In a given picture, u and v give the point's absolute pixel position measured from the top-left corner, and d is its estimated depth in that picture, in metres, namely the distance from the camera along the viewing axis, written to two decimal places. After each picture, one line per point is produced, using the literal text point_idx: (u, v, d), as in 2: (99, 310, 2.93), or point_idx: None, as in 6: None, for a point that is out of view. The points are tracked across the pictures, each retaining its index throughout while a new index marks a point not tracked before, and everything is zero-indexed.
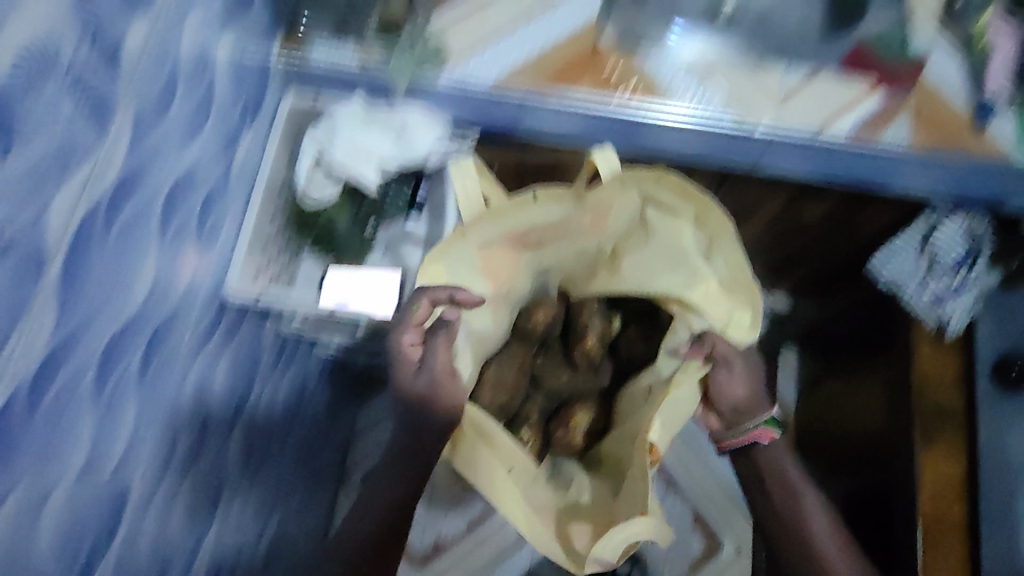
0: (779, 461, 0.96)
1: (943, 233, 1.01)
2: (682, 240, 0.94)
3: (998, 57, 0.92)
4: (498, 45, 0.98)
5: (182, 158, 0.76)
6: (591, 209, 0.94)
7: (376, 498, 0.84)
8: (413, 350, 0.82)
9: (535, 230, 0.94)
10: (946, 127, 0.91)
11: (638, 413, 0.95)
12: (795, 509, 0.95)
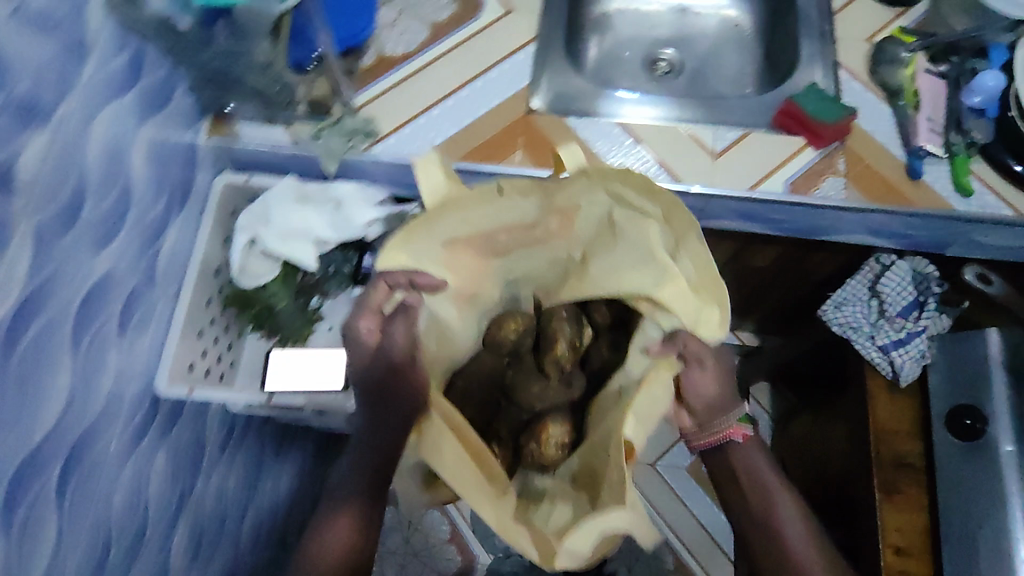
0: (758, 467, 0.72)
1: (890, 277, 1.00)
2: (649, 234, 0.77)
3: (930, 103, 0.90)
4: (421, 117, 0.95)
5: (93, 265, 0.74)
6: (557, 211, 0.82)
7: (336, 515, 0.67)
8: (371, 335, 0.73)
9: (501, 229, 0.83)
10: (882, 181, 0.88)
11: (605, 427, 0.77)
12: (763, 493, 0.71)
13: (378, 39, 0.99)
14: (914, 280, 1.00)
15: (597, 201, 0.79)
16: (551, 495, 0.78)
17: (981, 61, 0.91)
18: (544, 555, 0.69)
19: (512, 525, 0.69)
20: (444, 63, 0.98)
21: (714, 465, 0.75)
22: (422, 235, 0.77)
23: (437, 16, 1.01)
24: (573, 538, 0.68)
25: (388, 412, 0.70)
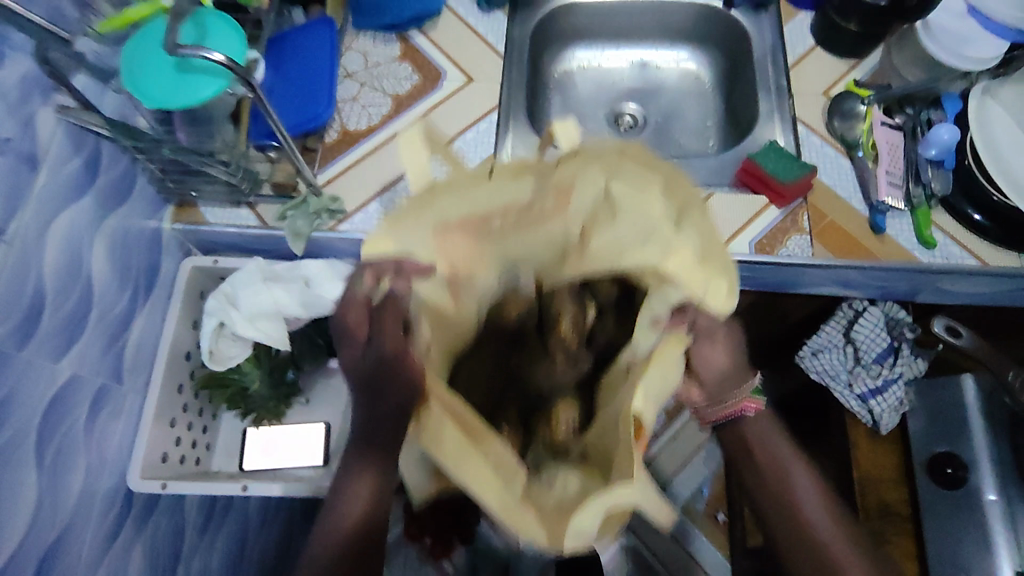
0: (767, 430, 0.68)
1: (861, 326, 1.00)
2: (653, 195, 0.64)
3: (889, 155, 0.91)
4: (382, 195, 0.94)
5: (56, 373, 0.72)
6: (554, 188, 0.66)
7: (343, 506, 0.62)
8: (360, 328, 0.64)
9: (498, 212, 0.66)
10: (847, 236, 0.89)
11: (617, 404, 0.65)
12: (770, 458, 0.67)
13: (339, 113, 0.99)
14: (887, 327, 0.99)
15: (586, 173, 0.65)
16: (558, 473, 0.66)
17: (935, 111, 0.93)
18: (548, 534, 0.58)
19: (517, 505, 0.58)
20: (405, 135, 0.98)
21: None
22: (399, 240, 0.63)
23: (398, 89, 1.01)
24: (557, 530, 0.58)
25: (389, 391, 0.60)
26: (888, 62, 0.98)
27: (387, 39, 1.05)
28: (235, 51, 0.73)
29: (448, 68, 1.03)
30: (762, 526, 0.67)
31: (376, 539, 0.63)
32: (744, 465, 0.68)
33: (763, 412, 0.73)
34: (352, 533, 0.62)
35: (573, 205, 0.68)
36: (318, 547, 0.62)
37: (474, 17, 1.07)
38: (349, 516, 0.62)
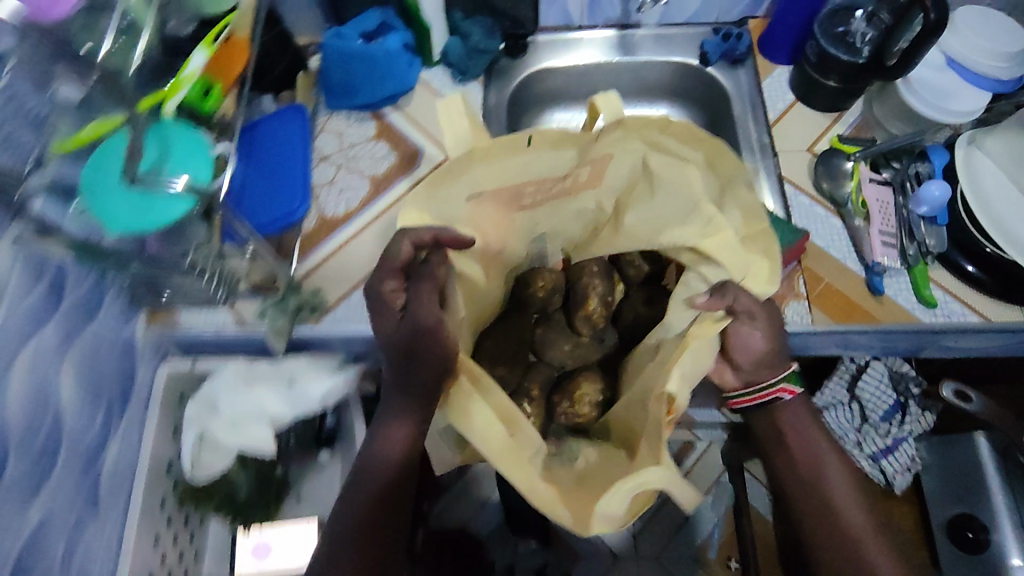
0: (800, 421, 0.74)
1: (867, 384, 0.95)
2: (691, 179, 0.73)
3: (880, 214, 0.89)
4: (365, 285, 0.90)
5: (27, 515, 0.66)
6: (591, 161, 0.77)
7: (381, 454, 0.67)
8: (397, 299, 0.69)
9: (529, 185, 0.77)
10: (846, 302, 0.86)
11: (645, 378, 0.79)
12: (805, 454, 0.73)
13: (316, 200, 0.95)
14: (893, 384, 0.95)
15: (629, 151, 0.75)
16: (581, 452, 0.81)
17: (921, 162, 0.91)
18: (576, 521, 0.64)
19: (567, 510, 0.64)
20: (386, 218, 0.95)
21: (761, 430, 0.77)
22: (444, 195, 0.72)
23: (375, 170, 0.98)
24: (609, 500, 0.63)
25: (415, 343, 0.65)
26: (871, 114, 0.97)
27: (360, 118, 1.02)
28: (202, 178, 0.69)
29: (426, 145, 1.00)
30: (794, 510, 0.72)
31: (400, 496, 0.67)
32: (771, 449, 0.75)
33: (791, 402, 0.75)
34: (380, 490, 0.66)
35: (604, 180, 0.80)
36: (353, 503, 0.66)
37: (448, 90, 1.05)
38: (375, 480, 0.66)
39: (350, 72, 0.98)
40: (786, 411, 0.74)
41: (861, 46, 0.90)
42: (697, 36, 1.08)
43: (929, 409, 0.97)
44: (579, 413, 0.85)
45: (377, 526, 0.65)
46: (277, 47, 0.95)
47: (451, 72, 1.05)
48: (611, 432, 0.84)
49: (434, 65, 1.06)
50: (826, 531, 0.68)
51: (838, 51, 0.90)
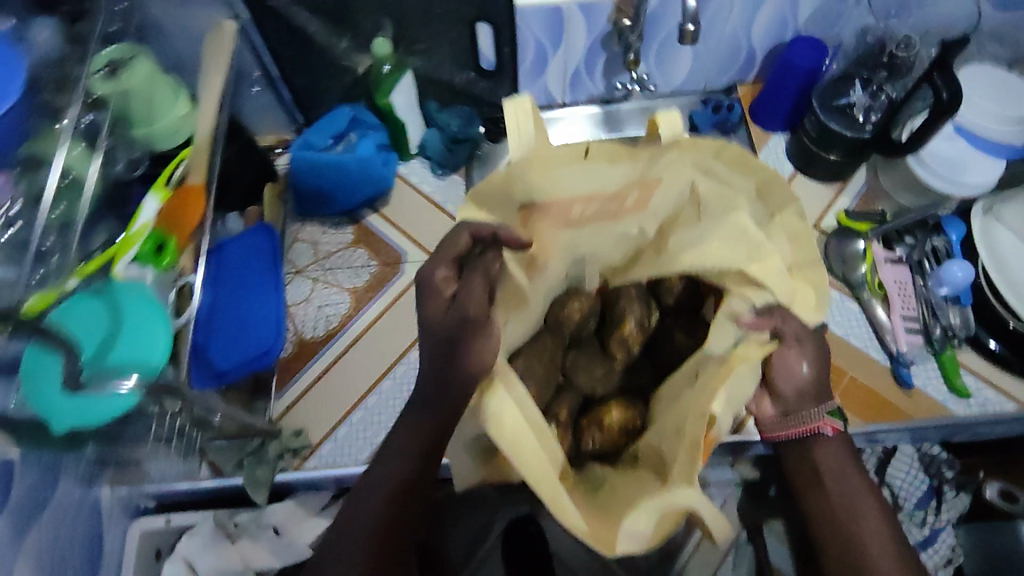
0: (839, 458, 0.60)
1: (898, 467, 0.81)
2: (734, 216, 0.60)
3: (900, 296, 0.83)
4: (353, 415, 0.84)
5: None
6: (642, 180, 0.62)
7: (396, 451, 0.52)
8: (448, 286, 0.54)
9: (576, 201, 0.62)
10: (873, 399, 0.81)
11: (680, 403, 0.64)
12: (842, 505, 0.58)
13: (292, 321, 0.89)
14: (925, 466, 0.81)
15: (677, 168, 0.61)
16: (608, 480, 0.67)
17: (938, 236, 0.85)
18: (594, 536, 0.52)
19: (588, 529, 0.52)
20: (371, 335, 0.88)
21: (797, 469, 0.61)
22: (501, 197, 0.59)
23: (355, 281, 0.92)
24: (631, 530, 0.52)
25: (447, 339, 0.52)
26: (878, 183, 0.92)
27: (336, 223, 0.96)
28: (143, 351, 0.57)
29: (408, 249, 0.94)
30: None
31: (414, 505, 0.52)
32: (803, 492, 0.61)
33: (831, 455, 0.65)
34: (388, 495, 0.52)
35: (648, 206, 0.66)
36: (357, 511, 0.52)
37: (428, 184, 0.98)
38: (378, 494, 0.51)
39: (319, 178, 0.90)
40: (824, 448, 0.60)
41: (864, 117, 0.85)
42: (685, 105, 1.02)
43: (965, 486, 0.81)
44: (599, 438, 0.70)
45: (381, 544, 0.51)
46: (240, 159, 0.88)
47: (431, 165, 0.99)
48: (639, 463, 0.68)
49: (412, 157, 1.00)
50: None
51: (842, 126, 0.85)
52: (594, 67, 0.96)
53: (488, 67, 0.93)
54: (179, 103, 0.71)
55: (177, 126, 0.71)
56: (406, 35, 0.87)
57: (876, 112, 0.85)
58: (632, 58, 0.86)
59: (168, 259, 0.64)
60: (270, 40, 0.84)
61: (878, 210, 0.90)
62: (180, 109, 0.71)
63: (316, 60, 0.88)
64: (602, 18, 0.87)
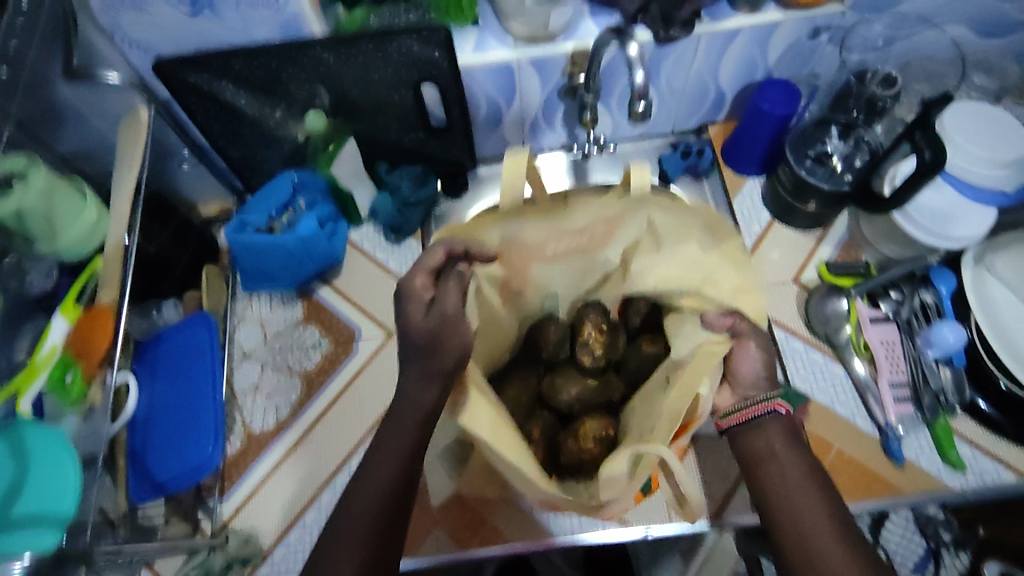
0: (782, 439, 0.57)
1: (890, 532, 0.75)
2: (691, 241, 0.64)
3: (888, 358, 0.77)
4: (307, 514, 0.79)
5: None
6: (605, 220, 0.66)
7: (381, 459, 0.56)
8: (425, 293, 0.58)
9: (550, 240, 0.67)
10: (864, 474, 0.75)
11: (657, 410, 0.64)
12: (794, 497, 0.54)
13: (240, 411, 0.85)
14: (920, 528, 0.75)
15: (634, 214, 0.64)
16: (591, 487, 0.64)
17: (927, 289, 0.79)
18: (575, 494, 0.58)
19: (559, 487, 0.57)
20: (326, 423, 0.84)
21: (760, 450, 0.58)
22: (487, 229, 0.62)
23: (305, 363, 0.87)
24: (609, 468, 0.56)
25: (433, 338, 0.57)
26: (859, 231, 0.86)
27: (285, 299, 0.91)
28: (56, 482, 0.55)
29: (362, 325, 0.89)
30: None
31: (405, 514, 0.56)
32: (755, 472, 0.57)
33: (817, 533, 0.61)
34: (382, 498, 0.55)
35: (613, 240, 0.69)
36: (349, 515, 0.54)
37: (382, 251, 0.93)
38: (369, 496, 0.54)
39: (261, 261, 0.85)
40: (773, 430, 0.57)
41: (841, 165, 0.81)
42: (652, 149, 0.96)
43: (963, 545, 0.74)
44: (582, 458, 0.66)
45: (378, 553, 0.53)
46: (177, 241, 0.85)
47: (384, 230, 0.93)
48: None
49: (363, 222, 0.94)
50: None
51: (820, 177, 0.79)
52: (553, 117, 0.89)
53: (438, 123, 0.87)
54: (88, 208, 0.66)
55: (92, 230, 0.67)
56: (345, 101, 0.80)
57: (863, 155, 0.80)
58: (588, 117, 0.76)
59: (76, 392, 0.60)
60: (196, 116, 0.78)
61: (861, 261, 0.84)
62: (90, 214, 0.67)
63: (249, 131, 0.82)
64: (556, 72, 0.80)
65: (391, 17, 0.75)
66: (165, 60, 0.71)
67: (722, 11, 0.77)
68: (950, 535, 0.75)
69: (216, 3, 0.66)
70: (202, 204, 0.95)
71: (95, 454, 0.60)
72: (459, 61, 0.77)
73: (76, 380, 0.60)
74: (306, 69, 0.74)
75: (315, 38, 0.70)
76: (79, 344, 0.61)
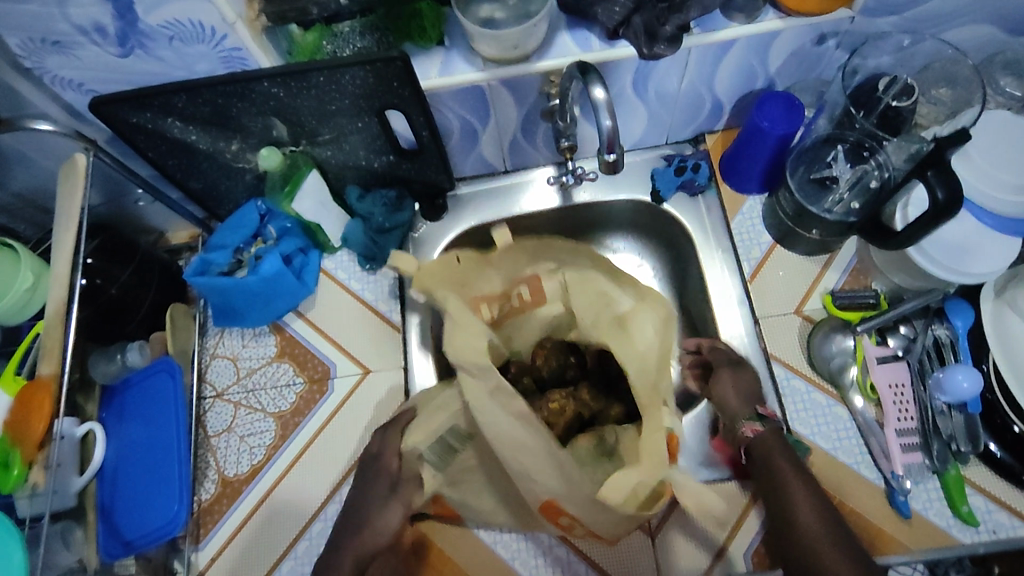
0: (772, 455, 0.64)
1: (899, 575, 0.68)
2: (597, 286, 0.68)
3: (896, 403, 0.72)
4: (284, 564, 0.77)
5: None
6: (524, 278, 0.72)
7: None
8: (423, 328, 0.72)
9: (484, 299, 0.72)
10: (867, 528, 0.70)
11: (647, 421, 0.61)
12: (784, 493, 0.62)
13: (213, 455, 0.82)
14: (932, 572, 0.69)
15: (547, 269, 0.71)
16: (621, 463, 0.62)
17: (940, 323, 0.73)
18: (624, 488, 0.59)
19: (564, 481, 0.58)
20: (300, 468, 0.81)
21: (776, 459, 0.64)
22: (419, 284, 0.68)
23: (280, 404, 0.84)
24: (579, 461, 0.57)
25: None
26: (869, 256, 0.79)
27: (258, 333, 0.87)
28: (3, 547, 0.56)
29: (338, 361, 0.85)
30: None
31: None
32: (770, 487, 0.63)
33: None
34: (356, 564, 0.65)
35: (547, 303, 0.73)
36: None
37: (357, 280, 0.88)
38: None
39: (231, 300, 0.81)
40: (764, 441, 0.65)
41: (834, 201, 0.75)
42: (643, 163, 0.86)
43: None
44: (554, 406, 0.71)
45: None
46: (139, 280, 0.82)
47: (358, 257, 0.88)
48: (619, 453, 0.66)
49: (336, 249, 0.88)
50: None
51: (825, 206, 0.75)
52: (533, 136, 0.81)
53: (409, 145, 0.80)
54: (23, 274, 0.68)
55: (28, 295, 0.68)
56: (305, 131, 0.74)
57: (876, 175, 0.75)
58: (565, 146, 0.72)
59: (15, 476, 0.58)
60: (147, 153, 0.73)
61: (870, 289, 0.77)
62: (24, 281, 0.68)
63: (207, 165, 0.77)
64: (532, 92, 0.72)
65: (346, 44, 0.68)
66: (101, 98, 0.65)
67: (715, 21, 0.69)
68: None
69: (147, 42, 0.60)
70: (171, 231, 0.91)
71: (43, 513, 0.60)
72: (423, 85, 0.70)
73: (17, 461, 0.59)
74: (256, 104, 0.68)
75: (260, 74, 0.64)
76: (17, 422, 0.60)
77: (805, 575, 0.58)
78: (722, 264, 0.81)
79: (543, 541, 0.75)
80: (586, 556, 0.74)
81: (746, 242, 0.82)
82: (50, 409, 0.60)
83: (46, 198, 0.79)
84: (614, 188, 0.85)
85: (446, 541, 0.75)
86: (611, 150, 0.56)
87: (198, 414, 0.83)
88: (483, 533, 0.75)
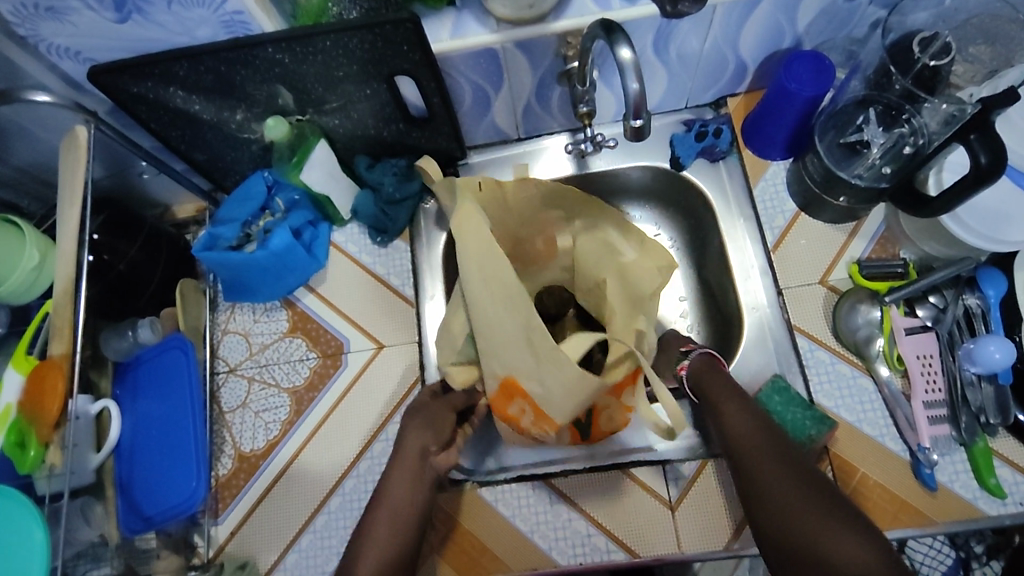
0: (711, 379, 0.68)
1: (917, 546, 0.68)
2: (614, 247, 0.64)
3: (924, 375, 0.70)
4: (301, 540, 0.77)
5: None
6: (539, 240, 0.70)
7: None
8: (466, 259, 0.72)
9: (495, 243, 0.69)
10: (891, 500, 0.69)
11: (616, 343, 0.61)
12: (722, 414, 0.65)
13: (228, 430, 0.82)
14: (952, 540, 0.69)
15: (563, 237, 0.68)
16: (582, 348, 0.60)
17: (971, 293, 0.71)
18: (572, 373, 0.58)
19: None
20: (316, 443, 0.80)
21: (708, 386, 0.68)
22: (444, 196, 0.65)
23: (293, 379, 0.83)
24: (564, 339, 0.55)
25: None
26: (898, 223, 0.76)
27: (269, 308, 0.85)
28: (23, 525, 0.55)
29: (351, 335, 0.84)
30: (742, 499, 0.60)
31: None
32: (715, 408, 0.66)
33: (812, 509, 0.55)
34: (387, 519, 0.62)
35: None
36: None
37: (368, 253, 0.86)
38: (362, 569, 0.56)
39: (241, 276, 0.80)
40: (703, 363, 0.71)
41: (866, 167, 0.73)
42: (661, 128, 0.83)
43: (997, 553, 0.68)
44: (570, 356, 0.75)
45: None
46: (148, 255, 0.80)
47: (369, 231, 0.86)
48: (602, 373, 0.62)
49: (346, 222, 0.86)
50: (764, 489, 0.58)
51: (854, 171, 0.73)
52: (548, 100, 0.78)
53: (418, 113, 0.76)
54: (27, 252, 0.66)
55: (35, 275, 0.67)
56: (311, 99, 0.71)
57: (910, 142, 0.70)
58: (583, 111, 0.69)
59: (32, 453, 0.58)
60: (149, 124, 0.71)
61: (897, 259, 0.75)
62: (29, 258, 0.66)
63: (211, 136, 0.74)
64: (548, 55, 0.69)
65: (353, 5, 0.64)
66: (100, 67, 0.62)
67: None
68: (982, 546, 0.68)
69: (144, 7, 0.57)
70: (177, 205, 0.89)
71: (61, 491, 0.59)
72: (433, 47, 0.66)
73: (32, 442, 0.59)
74: (261, 71, 0.65)
75: (264, 38, 0.61)
76: (30, 403, 0.60)
77: (746, 485, 0.60)
78: (744, 234, 0.78)
79: (563, 514, 0.74)
80: (607, 531, 0.73)
81: (768, 211, 0.80)
82: (63, 389, 0.59)
83: (49, 171, 0.77)
84: (632, 154, 0.82)
85: (466, 516, 0.74)
86: (638, 115, 0.54)
87: (212, 391, 0.83)
88: (502, 506, 0.75)
